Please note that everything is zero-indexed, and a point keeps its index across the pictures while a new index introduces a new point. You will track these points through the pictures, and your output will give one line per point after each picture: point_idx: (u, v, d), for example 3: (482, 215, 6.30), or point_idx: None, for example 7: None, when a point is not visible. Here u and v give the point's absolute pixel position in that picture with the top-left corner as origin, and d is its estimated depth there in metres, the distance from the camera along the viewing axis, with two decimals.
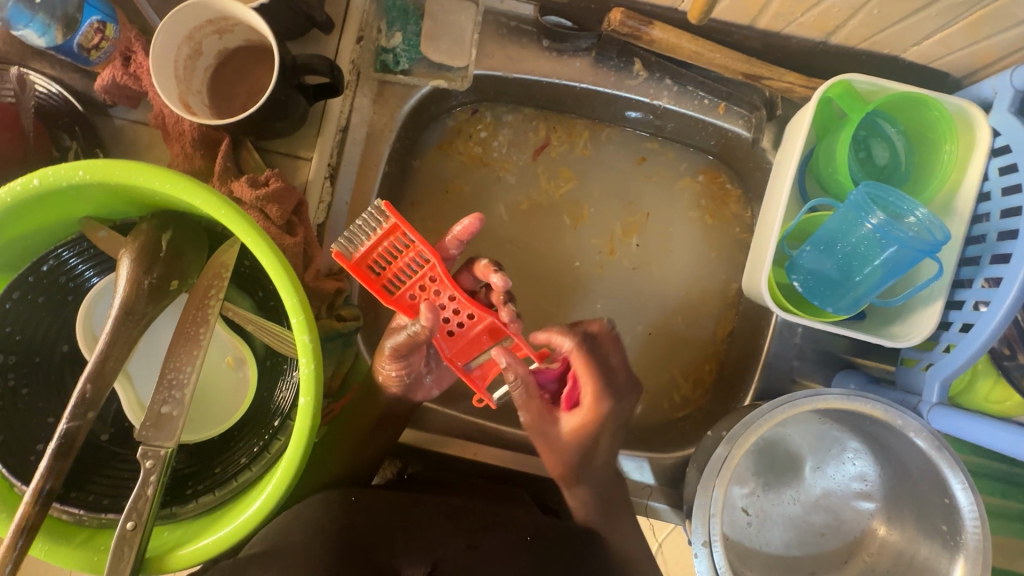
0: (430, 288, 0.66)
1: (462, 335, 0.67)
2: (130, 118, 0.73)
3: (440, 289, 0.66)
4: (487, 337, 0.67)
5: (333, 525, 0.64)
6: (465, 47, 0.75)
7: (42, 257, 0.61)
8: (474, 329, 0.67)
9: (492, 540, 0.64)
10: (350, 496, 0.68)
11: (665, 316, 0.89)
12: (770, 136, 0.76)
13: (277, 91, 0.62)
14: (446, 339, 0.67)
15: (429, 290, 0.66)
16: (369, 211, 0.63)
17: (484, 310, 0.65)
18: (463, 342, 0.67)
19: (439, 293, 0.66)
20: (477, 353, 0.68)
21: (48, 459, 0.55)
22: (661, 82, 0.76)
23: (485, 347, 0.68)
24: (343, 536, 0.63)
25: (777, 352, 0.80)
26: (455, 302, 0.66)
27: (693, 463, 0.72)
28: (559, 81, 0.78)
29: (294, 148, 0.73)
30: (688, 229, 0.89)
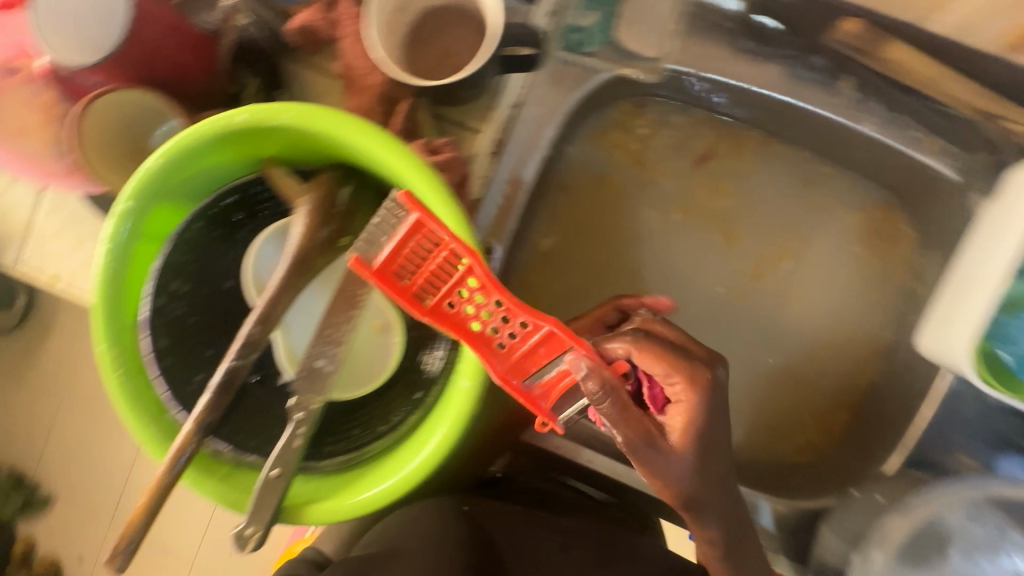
0: (491, 302, 0.52)
1: (516, 348, 0.52)
2: (310, 65, 0.72)
3: (485, 295, 0.52)
4: (546, 350, 0.52)
5: (451, 535, 0.61)
6: (664, 37, 0.71)
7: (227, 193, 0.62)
8: (529, 341, 0.52)
9: None
10: (464, 509, 0.66)
11: (802, 354, 0.83)
12: (983, 184, 0.67)
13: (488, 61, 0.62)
14: (496, 355, 0.52)
15: (492, 302, 0.52)
16: (388, 204, 0.51)
17: (541, 317, 0.50)
18: (519, 359, 0.52)
19: (482, 299, 0.52)
20: (540, 370, 0.53)
21: (211, 393, 0.56)
22: (868, 105, 0.69)
23: (548, 361, 0.52)
24: (461, 555, 0.59)
25: (943, 421, 0.71)
26: (504, 309, 0.52)
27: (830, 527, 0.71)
28: (750, 87, 0.72)
29: (466, 118, 0.71)
30: (848, 266, 0.82)
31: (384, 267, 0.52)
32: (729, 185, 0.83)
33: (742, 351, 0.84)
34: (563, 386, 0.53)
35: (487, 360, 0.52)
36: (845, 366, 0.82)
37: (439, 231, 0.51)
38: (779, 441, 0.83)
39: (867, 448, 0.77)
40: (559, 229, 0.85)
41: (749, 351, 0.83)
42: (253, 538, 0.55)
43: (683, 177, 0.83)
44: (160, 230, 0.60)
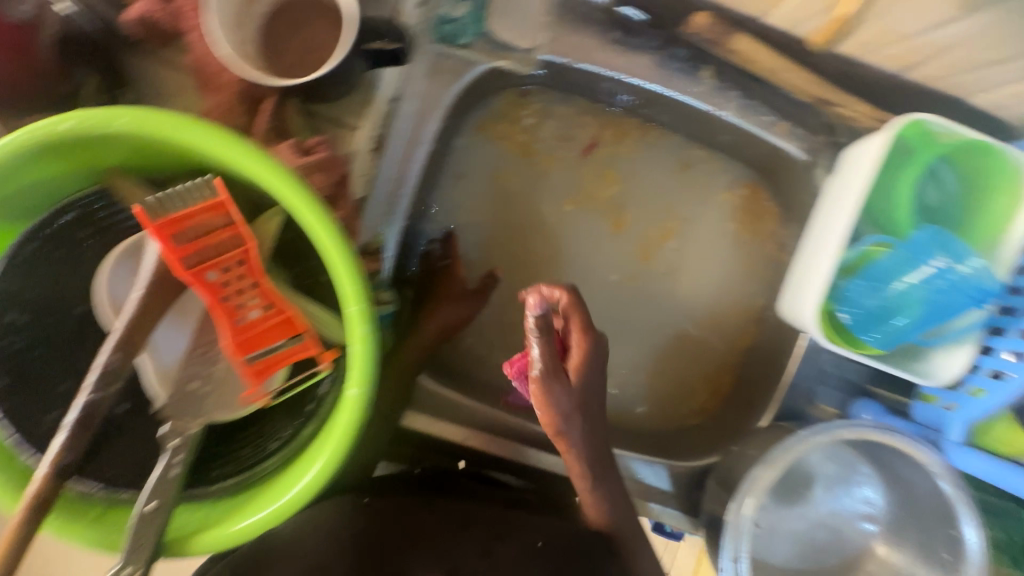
0: (232, 270, 0.58)
1: (254, 325, 0.59)
2: (160, 59, 0.67)
3: (245, 276, 0.58)
4: (280, 331, 0.60)
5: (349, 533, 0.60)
6: (534, 28, 0.72)
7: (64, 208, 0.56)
8: (268, 321, 0.60)
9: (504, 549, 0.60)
10: (364, 500, 0.65)
11: (688, 325, 0.90)
12: (824, 162, 0.75)
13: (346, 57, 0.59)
14: (230, 323, 0.58)
15: (232, 274, 0.58)
16: (197, 179, 0.54)
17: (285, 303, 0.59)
18: (258, 334, 0.59)
19: (239, 278, 0.58)
20: (263, 347, 0.59)
21: (66, 432, 0.50)
22: (726, 92, 0.74)
23: (277, 341, 0.60)
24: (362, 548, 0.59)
25: (802, 374, 0.81)
26: (256, 291, 0.59)
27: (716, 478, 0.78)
28: (621, 77, 0.75)
29: (340, 114, 0.68)
30: (724, 241, 0.89)
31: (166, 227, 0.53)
32: (614, 171, 0.86)
33: (636, 327, 0.89)
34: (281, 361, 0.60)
35: (224, 329, 0.57)
36: (727, 333, 0.90)
37: (236, 217, 0.55)
38: (675, 405, 0.90)
39: (746, 405, 0.85)
40: (454, 222, 0.85)
41: (642, 327, 0.89)
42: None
43: (571, 165, 0.85)
44: None
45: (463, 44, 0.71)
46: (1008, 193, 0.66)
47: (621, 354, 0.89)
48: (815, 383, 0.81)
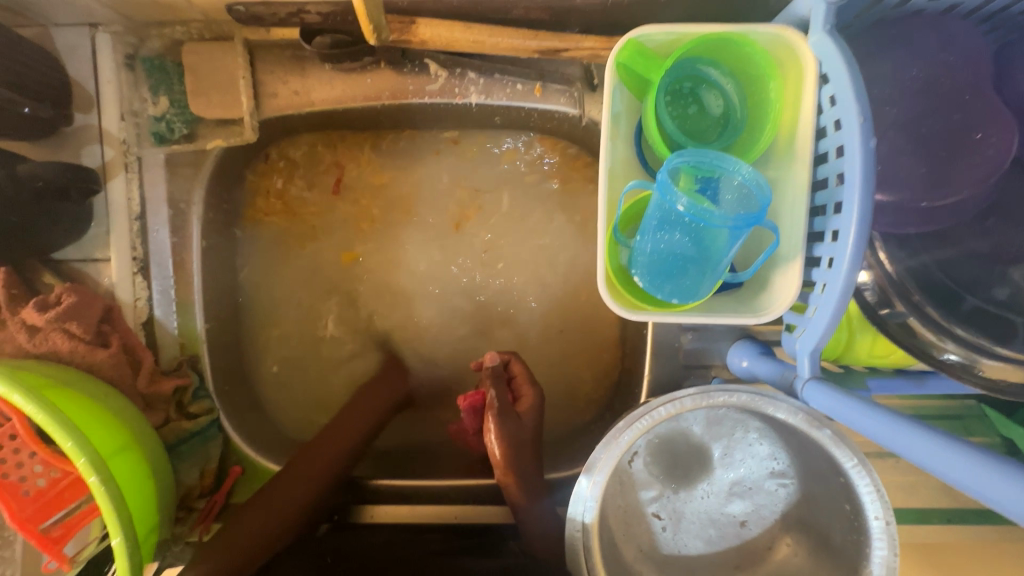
0: (7, 446, 0.57)
1: (41, 494, 0.58)
2: None
3: (21, 447, 0.58)
4: (72, 491, 0.59)
5: None
6: (238, 95, 0.67)
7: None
8: (57, 485, 0.58)
9: None
10: None
11: (551, 319, 0.82)
12: (596, 108, 0.67)
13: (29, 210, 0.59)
14: (17, 500, 0.57)
15: (7, 449, 0.57)
16: None
17: (62, 463, 0.57)
18: (47, 502, 0.57)
19: (18, 451, 0.58)
20: (61, 512, 0.58)
21: None
22: (464, 77, 0.68)
23: (75, 501, 0.59)
24: None
25: (663, 339, 0.71)
26: (39, 458, 0.58)
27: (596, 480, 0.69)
28: (356, 104, 0.70)
29: (89, 251, 0.68)
30: (556, 219, 0.81)
31: None
32: (412, 193, 0.81)
33: (497, 340, 0.82)
34: (83, 520, 0.59)
35: (6, 508, 0.56)
36: (595, 312, 0.82)
37: None
38: (566, 405, 0.82)
39: (629, 386, 0.76)
40: (275, 299, 0.81)
41: (503, 337, 0.82)
42: None
43: (369, 202, 0.81)
44: None
45: (179, 136, 0.68)
46: (786, 75, 0.57)
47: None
48: (685, 342, 0.71)
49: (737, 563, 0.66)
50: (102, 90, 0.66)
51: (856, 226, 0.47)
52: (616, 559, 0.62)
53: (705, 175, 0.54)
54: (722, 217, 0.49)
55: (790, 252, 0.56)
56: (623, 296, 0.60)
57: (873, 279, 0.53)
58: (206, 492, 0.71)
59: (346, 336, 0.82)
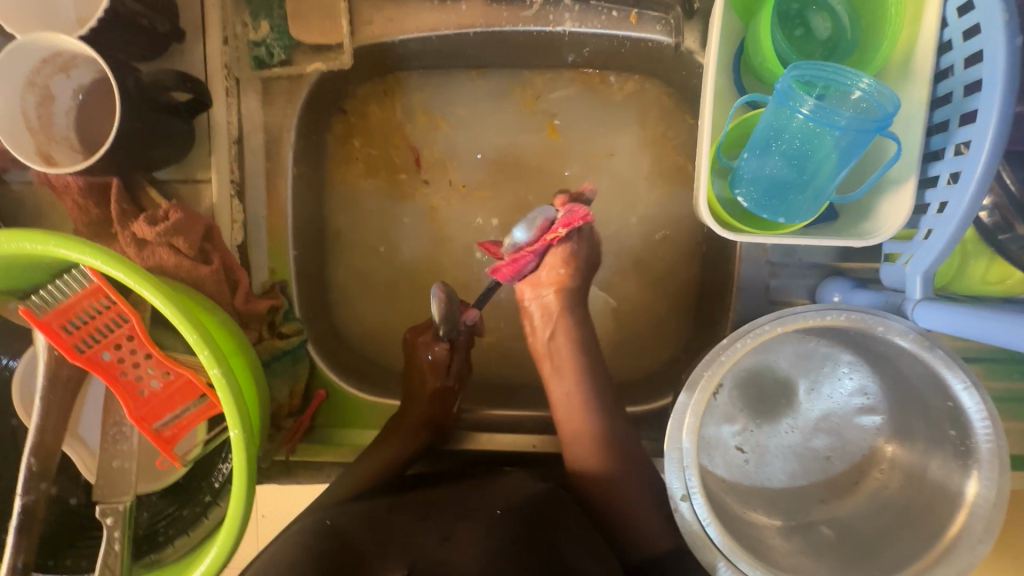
0: (125, 346, 0.60)
1: (155, 394, 0.60)
2: (25, 181, 0.69)
3: (138, 348, 0.60)
4: (182, 396, 0.61)
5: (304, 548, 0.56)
6: (338, 20, 0.68)
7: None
8: (168, 388, 0.61)
9: (467, 528, 0.59)
10: (325, 518, 0.59)
11: (629, 258, 0.82)
12: (692, 36, 0.67)
13: (151, 118, 0.60)
14: (134, 398, 0.60)
15: (125, 349, 0.60)
16: (72, 272, 0.59)
17: (176, 368, 0.60)
18: (160, 402, 0.60)
19: (137, 352, 0.60)
20: (171, 413, 0.61)
21: (13, 535, 0.56)
22: (559, 4, 0.69)
23: (185, 405, 0.61)
24: (328, 534, 0.58)
25: (750, 276, 0.70)
26: (154, 361, 0.60)
27: (725, 418, 0.67)
28: (450, 32, 0.71)
29: (191, 173, 0.70)
30: (637, 157, 0.80)
31: (54, 318, 0.58)
32: (493, 129, 0.81)
33: None
34: (190, 423, 0.62)
35: (124, 403, 0.59)
36: (674, 253, 0.81)
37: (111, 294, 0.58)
38: (644, 346, 0.81)
39: (712, 325, 0.75)
40: (356, 231, 0.83)
41: None
42: None
43: (451, 137, 0.81)
44: None
45: (278, 61, 0.70)
46: None
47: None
48: (772, 279, 0.70)
49: (823, 498, 0.66)
50: (206, 12, 0.67)
51: (993, 132, 0.45)
52: (704, 480, 0.61)
53: (820, 91, 0.53)
54: (848, 120, 0.48)
55: (903, 174, 0.55)
56: (726, 222, 0.59)
57: (992, 199, 0.52)
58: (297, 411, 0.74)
59: (426, 271, 0.83)
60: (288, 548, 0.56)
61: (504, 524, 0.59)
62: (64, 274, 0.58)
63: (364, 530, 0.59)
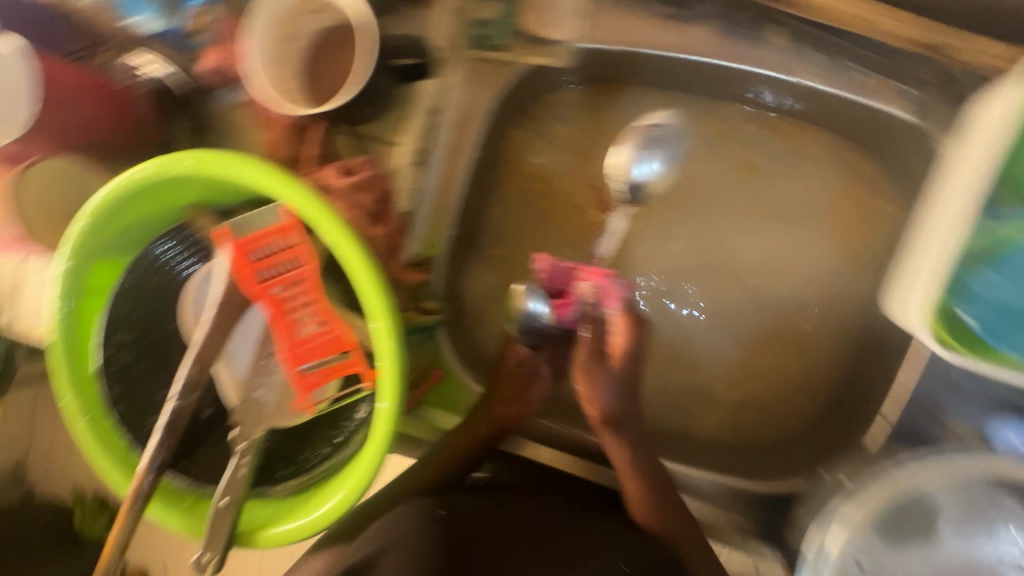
0: (294, 287, 0.62)
1: (309, 339, 0.63)
2: (231, 101, 0.73)
3: (305, 292, 0.62)
4: (331, 347, 0.63)
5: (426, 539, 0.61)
6: (573, 20, 0.69)
7: (143, 251, 0.64)
8: (320, 337, 0.63)
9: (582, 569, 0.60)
10: (439, 509, 0.63)
11: (778, 326, 0.76)
12: (940, 122, 0.62)
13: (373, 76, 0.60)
14: (291, 336, 0.63)
15: (294, 290, 0.62)
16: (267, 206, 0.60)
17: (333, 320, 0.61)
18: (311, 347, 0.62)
19: (303, 296, 0.62)
20: (318, 359, 0.63)
21: (158, 435, 0.60)
22: (802, 54, 0.65)
23: (329, 357, 0.63)
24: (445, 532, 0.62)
25: (922, 390, 0.66)
26: (315, 308, 0.62)
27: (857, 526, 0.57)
28: (675, 55, 0.69)
29: (383, 133, 0.71)
30: (818, 226, 0.75)
31: (245, 245, 0.60)
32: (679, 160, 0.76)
33: (716, 336, 0.77)
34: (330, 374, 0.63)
35: (283, 338, 0.62)
36: (828, 335, 0.75)
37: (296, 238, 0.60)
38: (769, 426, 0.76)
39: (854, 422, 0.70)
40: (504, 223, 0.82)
41: (722, 335, 0.77)
42: (209, 564, 0.58)
43: None
44: (100, 283, 0.63)
45: (499, 45, 0.70)
46: None
47: (709, 366, 0.77)
48: (942, 395, 0.66)
49: None
50: None
51: None
52: None
53: None
54: None
55: None
56: (940, 332, 0.55)
57: None
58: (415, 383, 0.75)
59: None
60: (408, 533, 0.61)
61: None
62: (260, 206, 0.60)
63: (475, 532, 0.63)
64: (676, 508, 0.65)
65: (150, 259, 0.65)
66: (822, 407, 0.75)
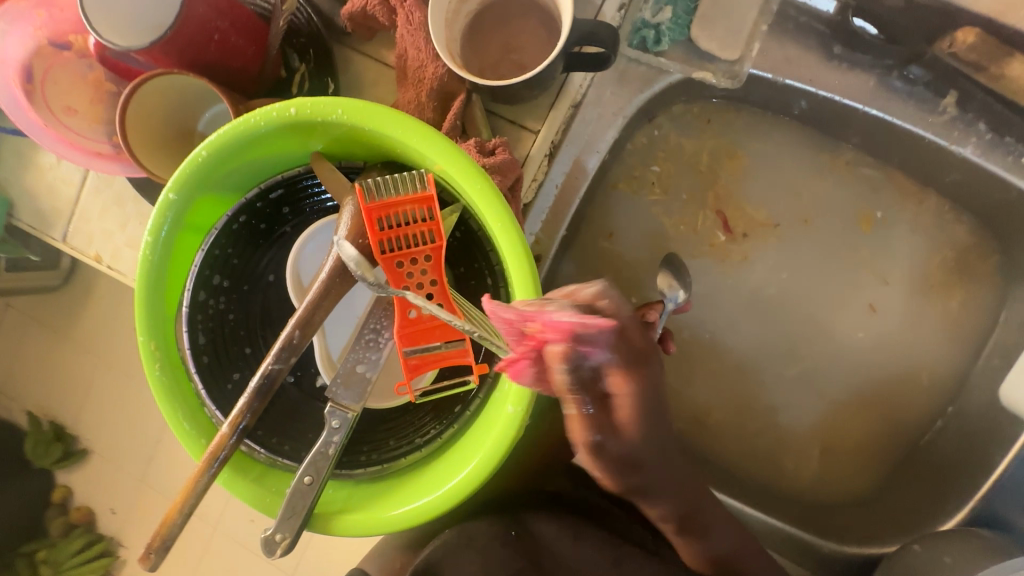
0: (418, 263, 0.57)
1: (422, 321, 0.58)
2: (363, 50, 0.67)
3: (429, 271, 0.57)
4: (442, 333, 0.58)
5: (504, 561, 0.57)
6: (741, 39, 0.65)
7: (292, 174, 0.59)
8: (433, 321, 0.58)
9: None
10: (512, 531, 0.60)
11: (859, 381, 0.78)
12: None
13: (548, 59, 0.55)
14: (404, 314, 0.57)
15: (417, 266, 0.57)
16: (411, 172, 0.57)
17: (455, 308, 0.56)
18: (423, 330, 0.57)
19: (424, 274, 0.58)
20: (422, 344, 0.58)
21: (247, 396, 0.54)
22: (969, 122, 0.66)
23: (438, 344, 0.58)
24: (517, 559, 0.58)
25: (1012, 473, 0.66)
26: (434, 290, 0.58)
27: None
28: (839, 98, 0.69)
29: (522, 117, 0.66)
30: (920, 294, 0.76)
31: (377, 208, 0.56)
32: (800, 201, 0.77)
33: (800, 379, 0.79)
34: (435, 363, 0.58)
35: (395, 315, 0.57)
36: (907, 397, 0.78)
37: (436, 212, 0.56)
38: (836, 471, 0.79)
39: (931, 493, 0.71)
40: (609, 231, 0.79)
41: (806, 383, 0.79)
42: (281, 543, 0.54)
43: (748, 189, 0.78)
44: (203, 221, 0.57)
45: (660, 50, 0.66)
46: None
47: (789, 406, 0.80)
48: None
49: None
50: None
51: None
52: None
53: None
54: None
55: None
56: None
57: None
58: None
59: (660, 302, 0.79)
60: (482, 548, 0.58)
61: None
62: (404, 171, 0.56)
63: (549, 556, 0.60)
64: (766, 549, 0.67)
65: (283, 192, 0.60)
66: (896, 468, 0.78)
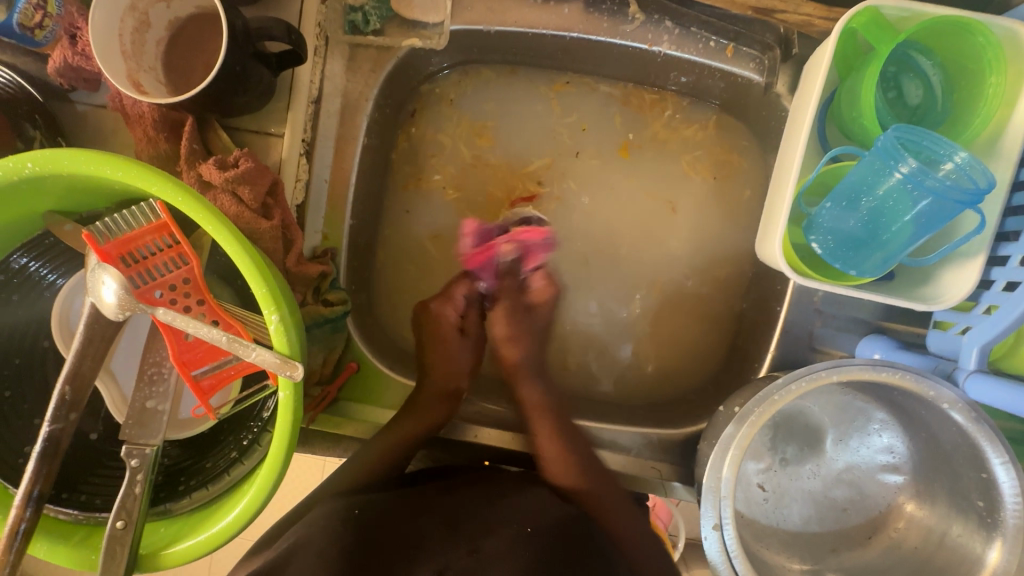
0: (179, 288, 0.58)
1: (201, 341, 0.58)
2: (92, 103, 0.68)
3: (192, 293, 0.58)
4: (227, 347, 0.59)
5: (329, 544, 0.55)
6: (440, 0, 0.70)
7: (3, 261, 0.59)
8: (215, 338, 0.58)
9: (494, 543, 0.58)
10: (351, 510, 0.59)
11: (674, 280, 0.81)
12: (784, 79, 0.69)
13: (231, 61, 0.56)
14: (181, 342, 0.58)
15: (179, 291, 0.58)
16: (140, 205, 0.57)
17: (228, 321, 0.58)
18: (203, 350, 0.58)
19: (189, 297, 0.58)
20: (214, 362, 0.58)
21: (35, 462, 0.54)
22: (660, 24, 0.70)
23: (225, 357, 0.58)
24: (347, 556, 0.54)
25: (795, 319, 0.71)
26: (205, 309, 0.59)
27: (704, 441, 0.68)
28: (545, 32, 0.72)
29: (265, 125, 0.68)
30: (698, 183, 0.81)
31: (114, 249, 0.56)
32: (560, 137, 0.81)
33: (618, 303, 0.81)
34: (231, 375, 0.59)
35: (170, 345, 0.57)
36: (718, 286, 0.81)
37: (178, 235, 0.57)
38: (665, 380, 0.81)
39: (746, 359, 0.76)
40: (406, 208, 0.82)
41: (622, 303, 0.81)
42: None
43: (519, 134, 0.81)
44: None
45: (372, 30, 0.71)
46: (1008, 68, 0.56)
47: (612, 335, 0.81)
48: (815, 326, 0.71)
49: (835, 547, 0.67)
50: None
51: None
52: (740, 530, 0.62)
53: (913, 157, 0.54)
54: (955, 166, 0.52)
55: (973, 249, 0.57)
56: (792, 258, 0.62)
57: None
58: (326, 380, 0.73)
59: None
60: (307, 538, 0.55)
61: (534, 545, 0.58)
62: (131, 206, 0.56)
63: (385, 527, 0.58)
64: (583, 459, 0.66)
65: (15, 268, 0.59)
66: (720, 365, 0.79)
